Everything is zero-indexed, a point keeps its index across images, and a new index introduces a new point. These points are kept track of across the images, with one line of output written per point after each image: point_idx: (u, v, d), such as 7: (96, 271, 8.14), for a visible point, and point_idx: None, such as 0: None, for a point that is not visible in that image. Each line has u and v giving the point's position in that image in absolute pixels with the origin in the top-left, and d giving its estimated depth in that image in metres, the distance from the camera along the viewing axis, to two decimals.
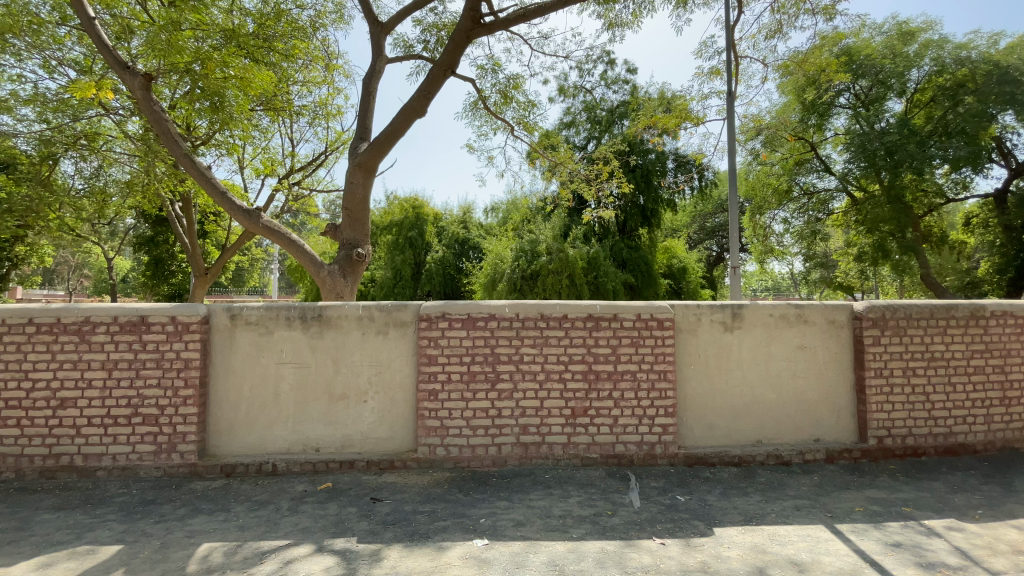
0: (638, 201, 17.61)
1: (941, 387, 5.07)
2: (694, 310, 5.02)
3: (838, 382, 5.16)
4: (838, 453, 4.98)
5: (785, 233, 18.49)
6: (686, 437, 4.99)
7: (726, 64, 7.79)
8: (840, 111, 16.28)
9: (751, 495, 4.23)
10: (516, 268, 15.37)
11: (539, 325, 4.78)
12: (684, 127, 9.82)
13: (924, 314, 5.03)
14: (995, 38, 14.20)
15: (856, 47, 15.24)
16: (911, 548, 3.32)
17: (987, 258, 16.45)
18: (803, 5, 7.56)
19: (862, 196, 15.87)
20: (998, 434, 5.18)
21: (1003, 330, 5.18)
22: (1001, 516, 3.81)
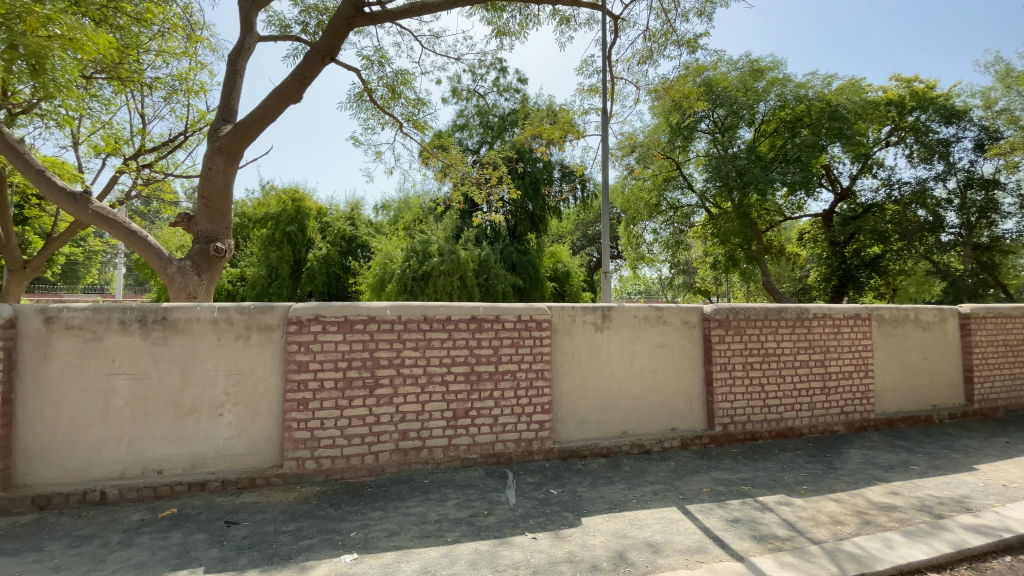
0: (527, 207, 18.21)
1: (774, 379, 5.92)
2: (568, 311, 5.28)
3: (691, 376, 5.77)
4: (689, 440, 5.59)
5: (654, 242, 20.45)
6: (562, 433, 5.22)
7: (603, 83, 8.37)
8: (701, 135, 18.31)
9: (616, 483, 4.57)
10: (407, 268, 14.98)
11: (421, 327, 4.67)
12: (569, 138, 10.39)
13: (759, 316, 5.85)
14: (829, 79, 16.98)
15: (715, 79, 17.30)
16: (747, 522, 3.79)
17: (816, 269, 19.64)
18: (671, 37, 8.39)
19: (718, 212, 18.05)
20: (819, 418, 6.15)
21: (821, 329, 6.18)
22: (815, 488, 4.50)
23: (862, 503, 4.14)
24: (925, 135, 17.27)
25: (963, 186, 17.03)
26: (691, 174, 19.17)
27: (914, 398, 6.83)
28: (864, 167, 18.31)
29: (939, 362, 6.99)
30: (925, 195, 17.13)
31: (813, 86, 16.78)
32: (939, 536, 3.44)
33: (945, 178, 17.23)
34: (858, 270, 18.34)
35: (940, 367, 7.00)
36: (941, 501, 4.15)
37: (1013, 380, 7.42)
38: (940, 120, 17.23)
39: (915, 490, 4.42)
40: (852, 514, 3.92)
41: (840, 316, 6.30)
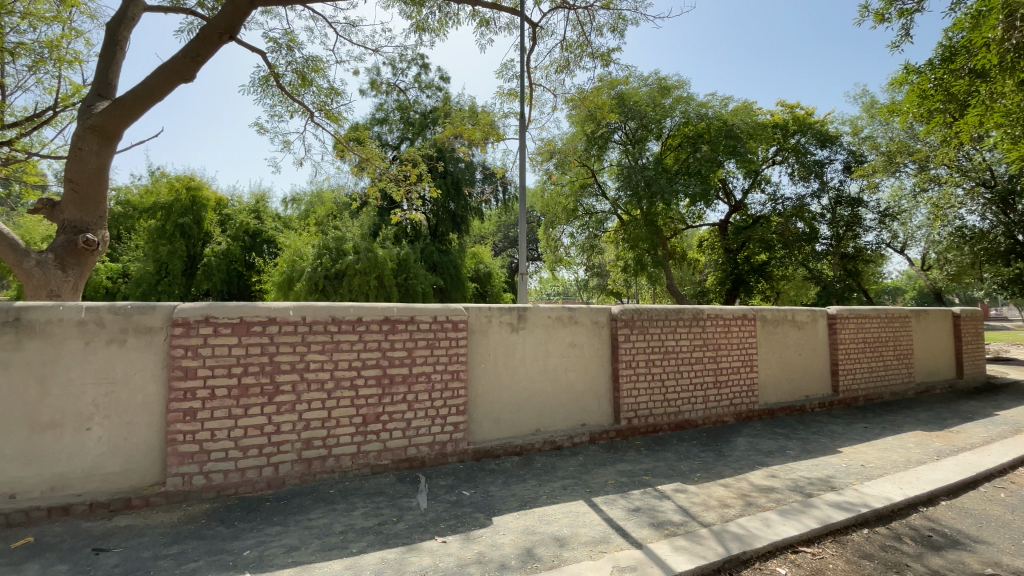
0: (448, 207, 18.03)
1: (673, 375, 6.37)
2: (484, 312, 5.30)
3: (601, 375, 6.03)
4: (598, 435, 5.84)
5: (572, 246, 21.17)
6: (477, 434, 5.21)
7: (521, 88, 8.49)
8: (615, 145, 19.27)
9: (528, 481, 4.65)
10: (318, 267, 14.18)
11: (328, 329, 4.44)
12: (490, 140, 10.44)
13: (661, 316, 6.27)
14: (726, 100, 18.59)
15: (627, 93, 18.27)
16: (647, 511, 4.02)
17: (714, 273, 21.46)
18: (586, 49, 8.74)
19: (629, 219, 19.08)
20: (712, 409, 6.71)
21: (714, 328, 6.76)
22: (707, 475, 4.90)
23: (746, 487, 4.56)
24: (804, 156, 19.49)
25: (834, 203, 19.41)
26: (605, 182, 20.14)
27: (791, 389, 7.66)
28: (754, 182, 20.31)
29: (811, 357, 7.92)
30: (803, 209, 19.32)
31: (713, 106, 18.26)
32: (807, 513, 3.88)
33: (819, 195, 19.57)
34: (749, 275, 20.28)
35: (812, 361, 7.93)
36: (811, 482, 4.69)
37: (869, 373, 8.59)
38: (816, 143, 19.56)
39: (790, 473, 4.95)
40: (739, 497, 4.31)
41: (730, 317, 6.92)
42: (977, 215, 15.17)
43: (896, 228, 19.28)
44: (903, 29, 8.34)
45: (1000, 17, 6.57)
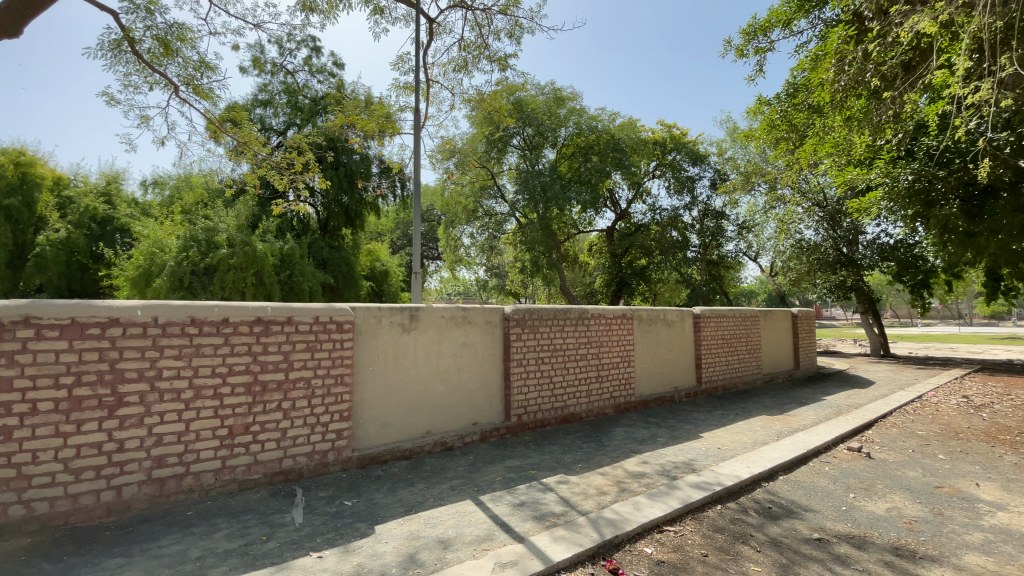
0: (341, 200, 17.03)
1: (560, 372, 6.66)
2: (373, 312, 5.09)
3: (491, 374, 6.10)
4: (488, 433, 5.91)
5: (471, 246, 21.27)
6: (363, 440, 4.97)
7: (417, 83, 8.34)
8: (513, 149, 19.72)
9: (415, 485, 4.56)
10: (184, 261, 12.60)
11: (187, 331, 3.96)
12: (386, 134, 10.10)
13: (550, 316, 6.52)
14: (614, 115, 19.97)
15: (525, 100, 18.78)
16: (531, 505, 4.15)
17: (602, 276, 22.91)
18: (483, 52, 8.81)
19: (525, 222, 19.62)
20: (595, 403, 7.14)
21: (598, 327, 7.21)
22: (589, 465, 5.19)
23: (622, 474, 4.92)
24: (679, 172, 21.56)
25: (702, 216, 21.76)
26: (503, 185, 20.54)
27: (663, 382, 8.41)
28: (638, 193, 22.06)
29: (679, 352, 8.77)
30: (677, 220, 21.36)
31: (602, 120, 19.49)
32: (673, 495, 4.27)
33: (691, 208, 21.81)
34: (631, 278, 21.91)
35: (680, 356, 8.79)
36: (677, 466, 5.17)
37: (726, 365, 9.74)
38: (689, 161, 21.78)
39: (660, 459, 5.43)
40: (615, 485, 4.62)
41: (611, 316, 7.42)
42: (813, 230, 17.90)
43: (751, 239, 22.13)
44: (759, 65, 9.67)
45: (832, 60, 7.80)
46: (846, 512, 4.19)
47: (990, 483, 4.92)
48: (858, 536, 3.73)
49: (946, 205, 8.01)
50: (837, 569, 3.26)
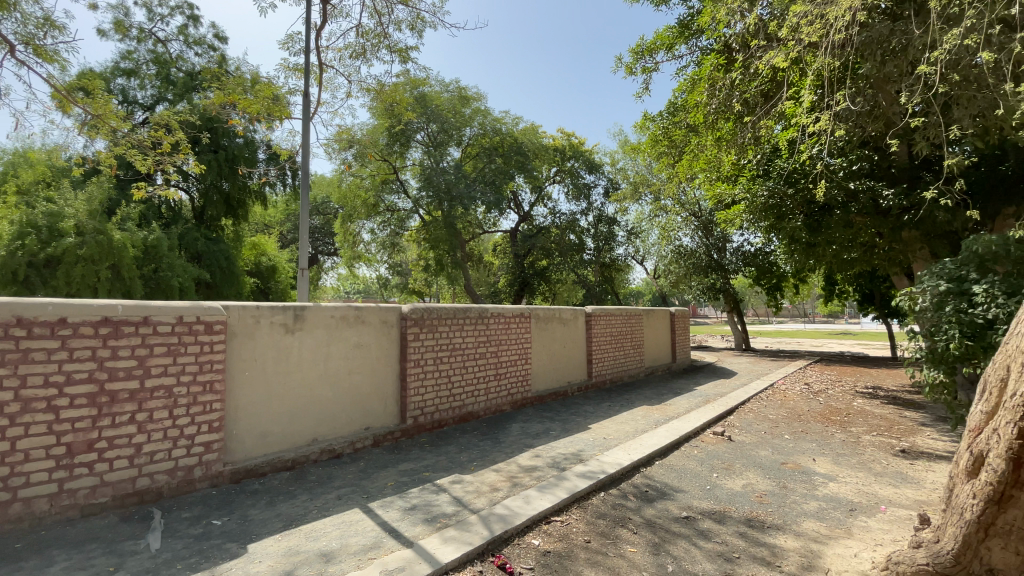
0: (222, 187, 15.38)
1: (458, 371, 6.64)
2: (252, 311, 4.67)
3: (386, 375, 5.89)
4: (381, 437, 5.70)
5: (371, 242, 20.50)
6: (238, 452, 4.53)
7: (308, 67, 7.81)
8: (416, 145, 19.30)
9: (297, 497, 4.25)
10: (16, 251, 10.55)
11: (12, 334, 3.32)
12: (275, 119, 9.33)
13: (448, 315, 6.47)
14: (517, 119, 20.43)
15: (429, 96, 18.51)
16: (422, 507, 4.08)
17: (506, 276, 23.31)
18: (383, 41, 8.50)
19: (429, 220, 19.31)
20: (493, 401, 7.23)
21: (497, 325, 7.31)
22: (484, 463, 5.23)
23: (515, 469, 5.02)
24: (577, 179, 22.64)
25: (597, 221, 23.08)
26: (406, 181, 20.00)
27: (557, 378, 8.75)
28: (539, 197, 22.80)
29: (572, 349, 9.20)
30: (574, 224, 22.43)
31: (505, 123, 19.84)
32: (561, 486, 4.45)
33: (587, 214, 23.00)
34: (533, 278, 22.57)
35: (574, 353, 9.23)
36: (566, 457, 5.41)
37: (614, 361, 10.41)
38: (586, 169, 22.98)
39: (551, 451, 5.64)
40: (507, 480, 4.70)
41: (509, 315, 7.56)
42: (690, 237, 19.84)
43: (639, 244, 23.89)
44: (645, 83, 10.44)
45: (707, 84, 8.66)
46: (709, 490, 4.68)
47: (821, 457, 5.80)
48: (719, 512, 4.18)
49: (793, 218, 9.28)
50: (700, 543, 3.62)
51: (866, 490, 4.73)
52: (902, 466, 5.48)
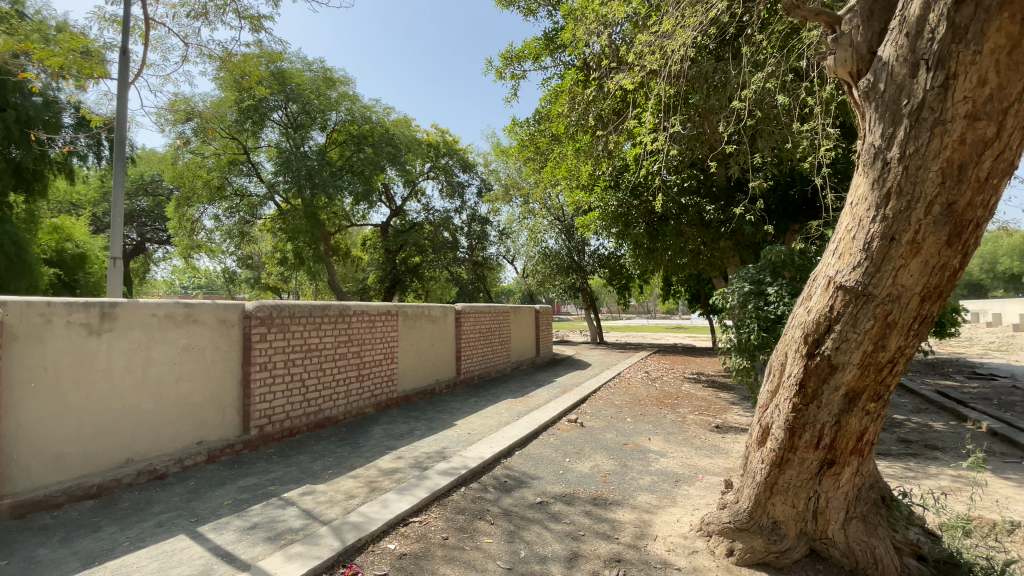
0: (9, 153, 12.27)
1: (313, 374, 6.16)
2: (40, 309, 3.80)
3: (226, 381, 5.24)
4: (218, 451, 5.04)
5: (214, 230, 18.13)
6: (18, 482, 3.65)
7: (127, 18, 6.57)
8: (272, 125, 17.52)
9: (103, 529, 3.56)
10: None
11: None
12: (84, 76, 7.68)
13: (303, 313, 5.97)
14: (387, 110, 19.72)
15: (289, 73, 16.93)
16: (265, 525, 3.70)
17: (375, 272, 22.40)
18: (230, 5, 7.52)
19: (287, 208, 17.69)
20: (353, 404, 6.85)
21: (359, 324, 6.95)
22: (341, 470, 4.93)
23: (373, 473, 4.82)
24: (451, 176, 22.57)
25: (470, 220, 23.26)
26: (260, 163, 18.03)
27: (425, 375, 8.64)
28: (411, 192, 22.31)
29: (441, 346, 9.16)
30: (448, 222, 22.35)
31: (376, 112, 19.01)
32: (420, 485, 4.39)
33: (460, 212, 23.08)
34: (404, 275, 22.04)
35: (442, 351, 9.18)
36: (428, 456, 5.36)
37: (482, 357, 10.63)
38: (459, 167, 23.03)
39: (413, 451, 5.54)
40: (364, 485, 4.50)
41: (374, 313, 7.26)
42: (555, 239, 21.14)
43: (509, 244, 24.69)
44: (513, 88, 10.82)
45: (568, 97, 9.30)
46: (562, 475, 5.02)
47: (656, 436, 6.58)
48: (570, 494, 4.49)
49: (637, 226, 10.46)
50: (552, 526, 3.85)
51: (689, 462, 5.48)
52: (716, 439, 6.47)
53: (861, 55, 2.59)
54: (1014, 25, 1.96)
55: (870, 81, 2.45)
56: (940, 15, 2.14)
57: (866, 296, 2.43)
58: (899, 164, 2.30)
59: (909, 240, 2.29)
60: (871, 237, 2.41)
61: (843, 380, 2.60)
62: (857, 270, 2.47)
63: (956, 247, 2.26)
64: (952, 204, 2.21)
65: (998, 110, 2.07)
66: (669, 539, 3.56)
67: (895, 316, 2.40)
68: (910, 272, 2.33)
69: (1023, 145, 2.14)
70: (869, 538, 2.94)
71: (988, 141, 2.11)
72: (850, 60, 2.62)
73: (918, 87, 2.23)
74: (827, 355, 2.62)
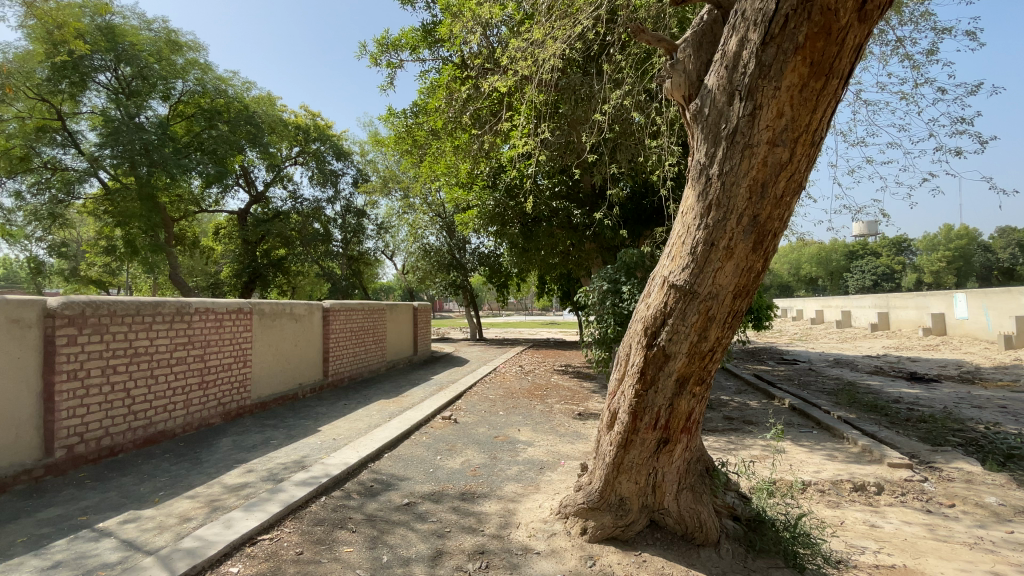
0: None
1: (143, 381, 5.32)
2: None
3: (20, 394, 4.27)
4: (9, 480, 4.08)
5: (14, 210, 14.72)
6: None
7: None
8: (97, 88, 14.74)
9: None
10: None
11: None
12: None
13: (127, 311, 5.12)
14: (247, 85, 17.82)
15: (122, 29, 14.40)
16: (72, 562, 3.09)
17: (229, 265, 20.12)
18: None
19: (116, 187, 15.05)
20: (194, 414, 6.03)
21: (202, 324, 6.17)
22: (177, 491, 4.31)
23: (217, 491, 4.30)
24: (323, 164, 21.11)
25: (344, 211, 21.90)
26: (80, 133, 15.17)
27: (287, 379, 7.96)
28: (276, 177, 20.44)
29: (306, 347, 8.53)
30: (319, 212, 20.94)
31: (232, 85, 17.03)
32: (273, 499, 4.01)
33: (333, 202, 21.71)
34: (265, 269, 20.13)
35: (306, 351, 8.53)
36: (285, 467, 4.93)
37: (354, 356, 10.11)
38: (332, 154, 21.63)
39: (268, 463, 5.06)
40: (204, 506, 3.98)
41: (222, 311, 6.51)
42: (435, 236, 20.96)
43: (388, 239, 23.87)
44: (390, 77, 10.47)
45: (445, 93, 9.27)
46: (431, 473, 4.97)
47: (525, 427, 6.84)
48: (438, 492, 4.46)
49: (513, 226, 10.86)
50: (417, 526, 3.78)
51: (554, 449, 5.79)
52: (579, 426, 6.93)
53: (691, 82, 2.95)
54: (803, 67, 2.34)
55: (698, 105, 2.79)
56: (751, 53, 2.48)
57: (693, 293, 2.78)
58: (718, 179, 2.66)
59: (725, 245, 2.66)
60: (696, 243, 2.76)
61: (675, 367, 2.94)
62: (686, 270, 2.81)
63: (759, 252, 2.67)
64: (757, 216, 2.60)
65: (790, 139, 2.46)
66: (530, 525, 3.74)
67: (714, 311, 2.77)
68: (726, 273, 2.71)
69: (808, 169, 2.57)
70: (696, 505, 3.34)
71: (783, 164, 2.50)
72: (682, 85, 2.96)
73: (733, 114, 2.58)
74: (662, 346, 2.94)
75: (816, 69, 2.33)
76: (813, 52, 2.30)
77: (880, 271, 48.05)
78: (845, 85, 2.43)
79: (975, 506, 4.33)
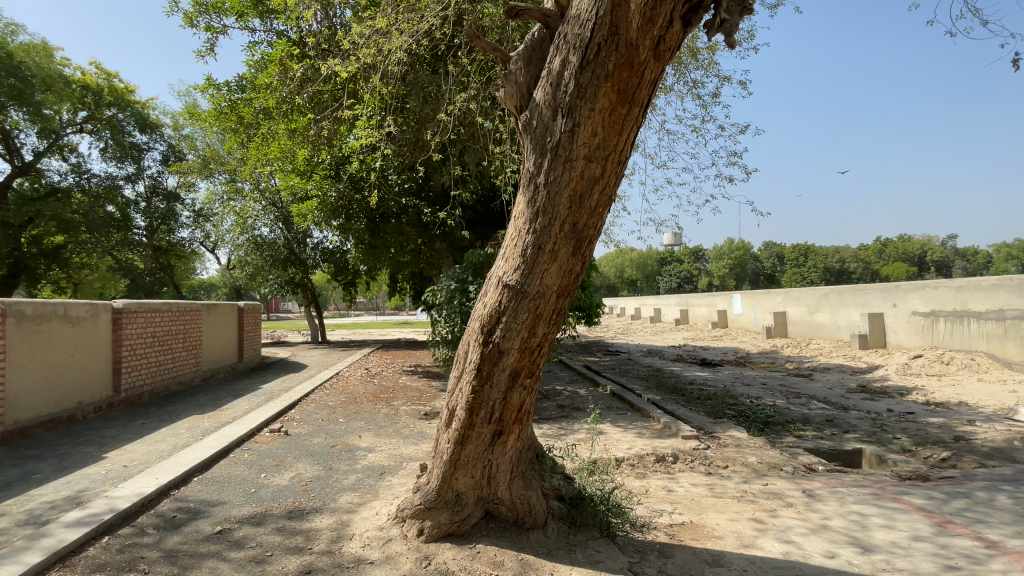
0: None
1: None
2: None
3: None
4: None
5: None
6: None
7: None
8: None
9: None
10: None
11: None
12: None
13: None
14: (9, 26, 14.04)
15: None
16: None
17: None
18: None
19: None
20: None
21: None
22: None
23: None
24: (120, 135, 17.58)
25: (149, 192, 18.37)
26: None
27: (59, 398, 6.39)
28: (52, 145, 16.38)
29: (89, 356, 6.97)
30: (116, 192, 17.39)
31: None
32: (31, 548, 3.18)
33: (134, 180, 18.17)
34: (34, 259, 16.05)
35: (89, 361, 6.97)
36: (51, 506, 3.96)
37: (156, 366, 8.56)
38: (134, 124, 18.09)
39: (27, 503, 4.01)
40: None
41: None
42: (269, 228, 18.99)
43: (208, 228, 20.85)
44: (209, 44, 9.14)
45: (279, 70, 8.42)
46: (253, 493, 4.45)
47: (366, 433, 6.55)
48: (260, 514, 4.02)
49: (358, 221, 10.36)
50: (231, 555, 3.35)
51: (396, 453, 5.65)
52: (423, 426, 6.88)
53: (522, 94, 3.13)
54: (612, 93, 2.65)
55: (528, 117, 2.97)
56: (570, 74, 2.73)
57: (523, 292, 2.95)
58: (543, 188, 2.87)
59: (550, 249, 2.88)
60: (526, 246, 2.94)
61: (508, 362, 3.09)
62: (517, 271, 2.97)
63: (578, 256, 2.94)
64: (576, 224, 2.87)
65: (602, 156, 2.76)
66: (365, 535, 3.59)
67: (541, 308, 2.98)
68: (551, 274, 2.93)
69: (617, 184, 2.91)
70: (526, 491, 3.53)
71: (597, 178, 2.80)
72: (514, 96, 3.13)
73: (557, 128, 2.79)
74: (496, 344, 3.07)
75: (622, 96, 2.66)
76: (619, 81, 2.63)
77: (682, 275, 57.40)
78: (644, 114, 2.81)
79: (742, 465, 5.41)
